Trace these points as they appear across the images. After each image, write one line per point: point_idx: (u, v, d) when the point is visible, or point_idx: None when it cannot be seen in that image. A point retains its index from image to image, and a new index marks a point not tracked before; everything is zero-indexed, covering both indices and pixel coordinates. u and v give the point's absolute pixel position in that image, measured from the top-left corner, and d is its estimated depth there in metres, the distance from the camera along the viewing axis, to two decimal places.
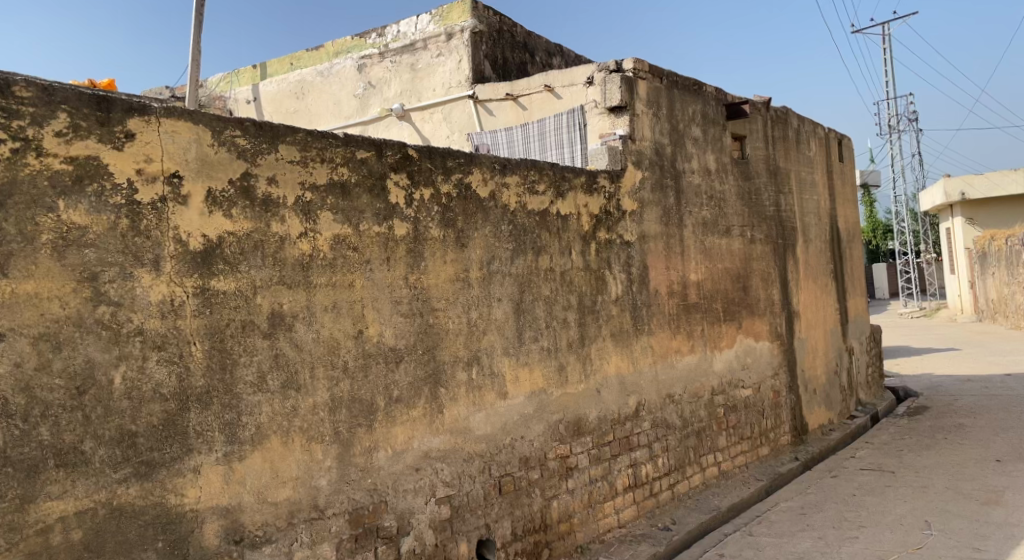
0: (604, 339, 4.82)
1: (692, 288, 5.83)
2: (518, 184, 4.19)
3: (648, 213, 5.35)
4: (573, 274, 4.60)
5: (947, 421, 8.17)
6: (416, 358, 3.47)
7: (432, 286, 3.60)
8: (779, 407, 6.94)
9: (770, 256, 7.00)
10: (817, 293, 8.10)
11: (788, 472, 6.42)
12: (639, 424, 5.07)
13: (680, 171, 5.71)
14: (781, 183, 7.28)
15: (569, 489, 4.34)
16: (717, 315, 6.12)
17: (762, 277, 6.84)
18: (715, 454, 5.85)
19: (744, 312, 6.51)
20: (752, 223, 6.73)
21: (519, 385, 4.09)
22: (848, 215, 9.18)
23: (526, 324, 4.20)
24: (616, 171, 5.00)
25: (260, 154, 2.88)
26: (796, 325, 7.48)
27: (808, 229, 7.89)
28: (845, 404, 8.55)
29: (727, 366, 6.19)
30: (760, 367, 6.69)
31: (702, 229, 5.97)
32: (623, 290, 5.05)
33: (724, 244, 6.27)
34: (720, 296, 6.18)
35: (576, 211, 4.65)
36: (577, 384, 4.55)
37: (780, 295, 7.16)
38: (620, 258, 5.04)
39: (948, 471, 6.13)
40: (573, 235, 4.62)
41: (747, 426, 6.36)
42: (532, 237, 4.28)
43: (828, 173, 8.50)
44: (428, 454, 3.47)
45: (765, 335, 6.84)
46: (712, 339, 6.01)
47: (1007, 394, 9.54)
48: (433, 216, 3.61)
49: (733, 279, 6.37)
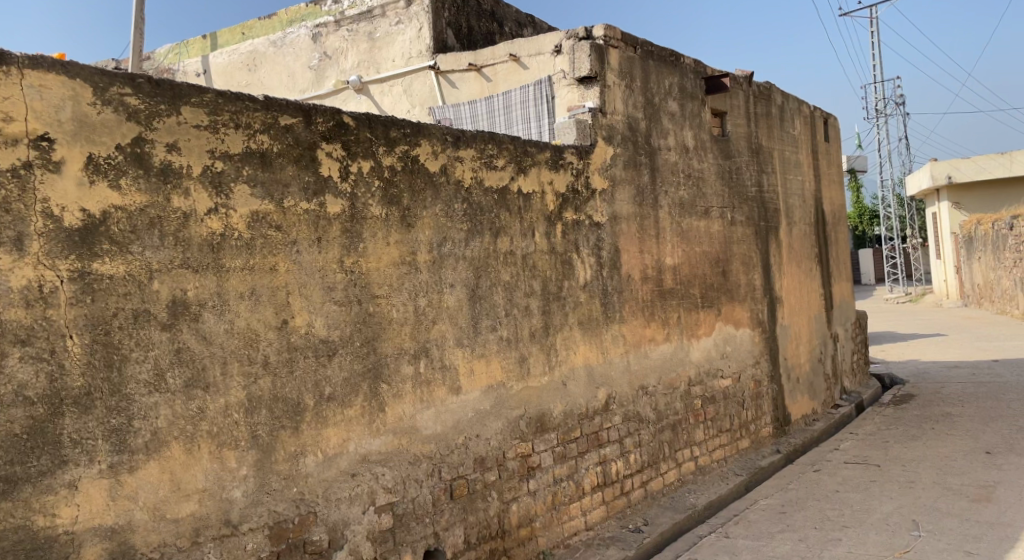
0: (570, 327, 4.48)
1: (667, 273, 5.50)
2: (474, 157, 3.82)
3: (619, 192, 5.00)
4: (536, 258, 4.25)
5: (935, 410, 7.89)
6: (353, 351, 3.11)
7: (373, 271, 3.23)
8: (760, 397, 6.63)
9: (752, 238, 6.67)
10: (801, 278, 7.78)
11: (769, 466, 6.11)
12: (609, 419, 4.74)
13: (655, 148, 5.36)
14: (764, 163, 6.94)
15: (531, 490, 4.00)
16: (694, 301, 5.79)
17: (743, 261, 6.51)
18: (692, 448, 5.53)
19: (724, 298, 6.19)
20: (732, 204, 6.39)
21: (474, 379, 3.74)
22: (834, 197, 8.87)
23: (483, 312, 3.84)
24: (584, 147, 4.64)
25: (157, 117, 2.51)
26: (779, 311, 7.16)
27: (792, 211, 7.56)
28: (829, 392, 8.26)
29: (705, 355, 5.87)
30: (740, 356, 6.37)
31: (678, 209, 5.63)
32: (592, 275, 4.71)
33: (702, 226, 5.93)
34: (698, 281, 5.85)
35: (540, 189, 4.30)
36: (541, 377, 4.21)
37: (762, 280, 6.84)
38: (588, 240, 4.70)
39: (936, 464, 5.83)
40: (536, 215, 4.26)
41: (726, 418, 6.05)
42: (489, 216, 3.92)
43: (813, 153, 8.17)
44: (367, 457, 3.12)
45: (746, 322, 6.52)
46: (689, 327, 5.69)
47: (995, 381, 9.29)
48: (373, 192, 3.23)
49: (711, 263, 6.04)
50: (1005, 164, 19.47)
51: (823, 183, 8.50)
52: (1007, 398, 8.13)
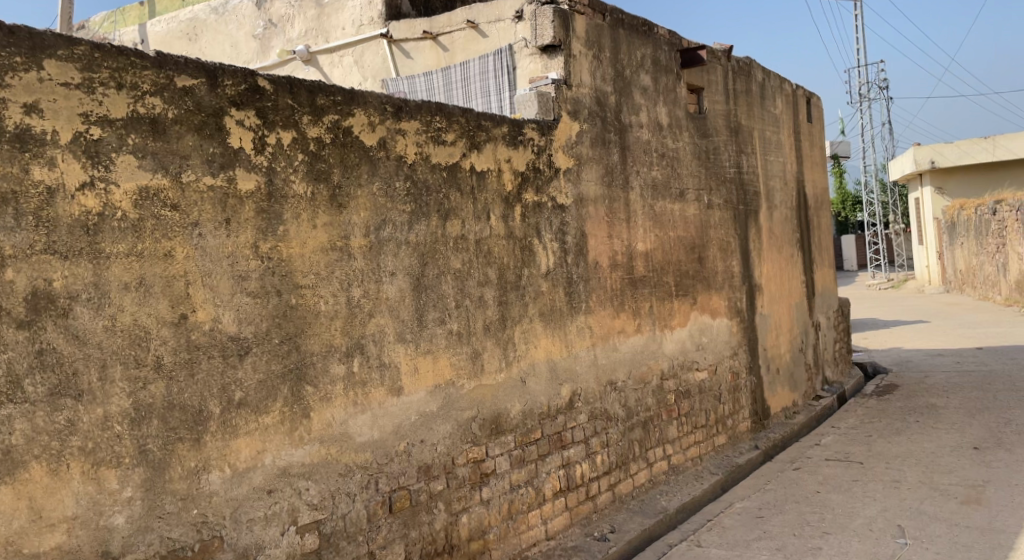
0: (530, 320, 4.11)
1: (637, 259, 5.15)
2: (419, 130, 3.44)
3: (586, 173, 4.63)
4: (492, 243, 3.88)
5: (919, 402, 7.60)
6: (270, 350, 2.71)
7: (295, 257, 2.83)
8: (738, 390, 6.30)
9: (730, 223, 6.33)
10: (782, 264, 7.46)
11: (746, 464, 5.79)
12: (574, 418, 4.39)
13: (625, 125, 5.00)
14: (744, 143, 6.59)
15: (484, 500, 3.64)
16: (667, 289, 5.45)
17: (720, 247, 6.17)
18: (664, 446, 5.20)
19: (700, 286, 5.85)
20: (709, 186, 6.04)
21: (419, 378, 3.36)
22: (816, 180, 8.55)
23: (430, 303, 3.46)
24: (546, 122, 4.27)
25: (12, 73, 2.14)
26: (759, 299, 6.83)
27: (773, 194, 7.22)
28: (811, 383, 7.96)
29: (679, 347, 5.54)
30: (716, 347, 6.04)
31: (651, 191, 5.29)
32: (555, 262, 4.34)
33: (676, 210, 5.57)
34: (672, 268, 5.50)
35: (496, 167, 3.92)
36: (496, 374, 3.84)
37: (741, 266, 6.50)
38: (551, 224, 4.34)
39: (922, 461, 5.52)
40: (491, 196, 3.88)
41: (701, 413, 5.72)
42: (437, 196, 3.54)
43: (795, 134, 7.84)
44: (287, 471, 2.74)
45: (723, 311, 6.19)
46: (662, 317, 5.36)
47: (980, 370, 9.04)
48: (296, 167, 2.84)
49: (686, 249, 5.69)
50: (988, 149, 19.28)
51: (805, 165, 8.17)
52: (994, 388, 7.86)
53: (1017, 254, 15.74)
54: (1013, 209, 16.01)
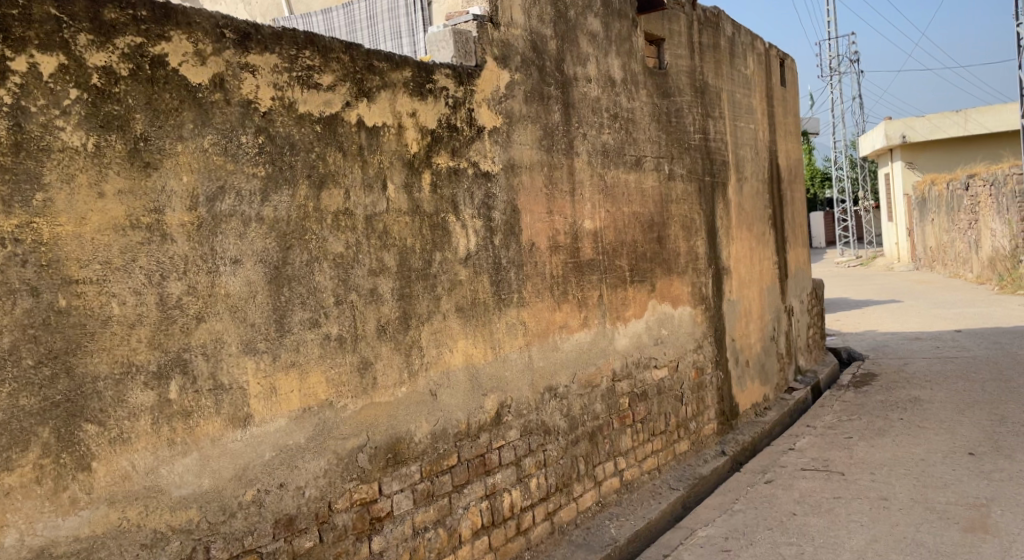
0: (444, 316, 3.28)
1: (583, 239, 4.36)
2: (279, 67, 2.57)
3: (517, 134, 3.81)
4: (390, 221, 3.03)
5: (900, 395, 6.91)
6: (16, 377, 1.91)
7: (66, 239, 2.00)
8: (702, 388, 5.54)
9: (693, 197, 5.57)
10: (753, 243, 6.70)
11: (711, 475, 5.03)
12: (502, 435, 3.58)
13: (568, 78, 4.19)
14: (710, 106, 5.86)
15: (374, 553, 2.81)
16: (618, 274, 4.67)
17: (682, 224, 5.40)
18: (614, 460, 4.43)
19: (657, 270, 5.08)
20: (670, 154, 5.29)
21: (278, 402, 2.50)
22: (789, 150, 7.84)
23: (296, 301, 2.60)
24: (466, 68, 3.48)
25: None
26: (727, 283, 6.07)
27: (742, 164, 6.49)
28: (782, 375, 7.25)
29: (632, 341, 4.77)
30: (677, 341, 5.27)
31: (600, 158, 4.53)
32: (478, 244, 3.52)
33: (629, 182, 4.82)
34: (623, 249, 4.74)
35: (396, 122, 3.06)
36: (395, 389, 2.99)
37: (707, 247, 5.74)
38: (472, 196, 3.50)
39: (913, 473, 4.79)
40: (389, 158, 3.03)
41: (659, 418, 4.96)
42: (306, 155, 2.66)
43: (765, 98, 7.12)
44: (47, 551, 1.94)
45: (686, 299, 5.42)
46: (612, 307, 4.58)
47: (963, 356, 8.40)
48: (67, 108, 2.00)
49: (641, 226, 4.92)
50: (960, 123, 18.82)
51: (777, 133, 7.46)
52: (980, 378, 7.20)
53: (990, 230, 15.34)
54: (987, 184, 15.59)
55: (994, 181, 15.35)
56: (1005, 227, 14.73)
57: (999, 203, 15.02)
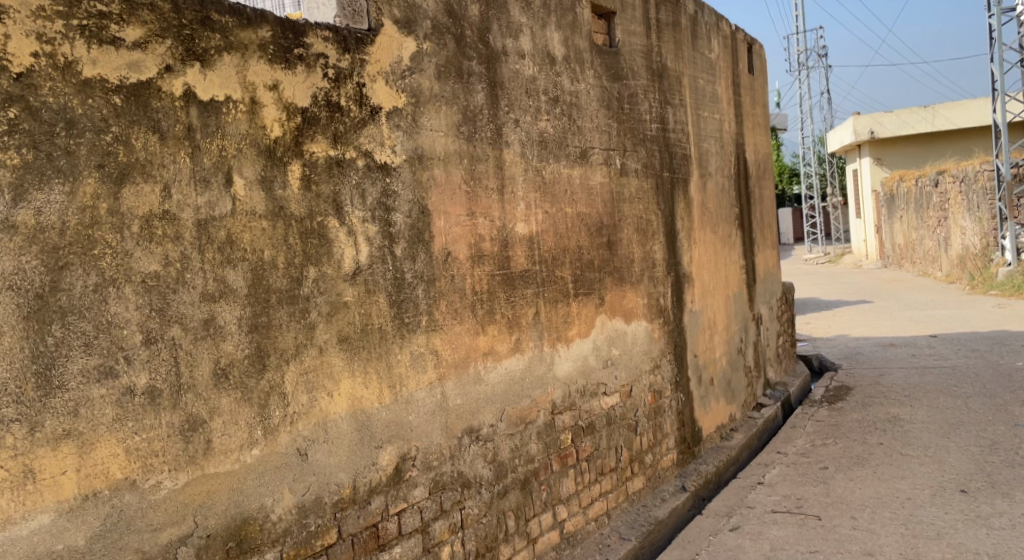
0: (320, 351, 2.54)
1: (514, 247, 3.65)
2: (46, 11, 1.94)
3: (426, 117, 3.08)
4: (238, 230, 2.29)
5: (878, 413, 6.29)
6: None
7: None
8: (660, 414, 4.85)
9: (648, 196, 4.89)
10: (718, 246, 6.03)
11: (669, 519, 4.34)
12: (403, 496, 2.85)
13: (495, 52, 3.48)
14: (669, 92, 5.19)
15: None
16: (559, 287, 3.97)
17: (634, 226, 4.72)
18: (552, 509, 3.73)
19: (606, 280, 4.39)
20: (621, 145, 4.61)
21: (38, 491, 1.91)
22: (757, 144, 7.21)
23: (76, 347, 1.97)
24: (354, 31, 2.74)
25: None
26: (689, 292, 5.39)
27: (704, 158, 5.83)
28: (750, 391, 6.59)
29: (577, 366, 4.06)
30: (630, 361, 4.58)
31: (536, 149, 3.82)
32: (372, 256, 2.78)
33: (571, 178, 4.13)
34: (564, 256, 4.04)
35: (247, 97, 2.33)
36: (242, 454, 2.28)
37: (666, 253, 5.06)
38: (363, 195, 2.76)
39: (898, 517, 4.14)
40: (236, 143, 2.29)
41: (609, 454, 4.27)
42: (93, 137, 2.02)
43: (730, 85, 6.48)
44: None
45: (641, 312, 4.73)
46: (551, 326, 3.87)
47: (943, 367, 7.80)
48: None
49: (585, 230, 4.24)
50: (928, 119, 18.47)
51: (743, 124, 6.82)
52: (962, 393, 6.61)
53: (960, 229, 15.01)
54: (956, 181, 15.22)
55: (964, 178, 15.00)
56: (975, 226, 14.49)
57: (969, 201, 14.74)
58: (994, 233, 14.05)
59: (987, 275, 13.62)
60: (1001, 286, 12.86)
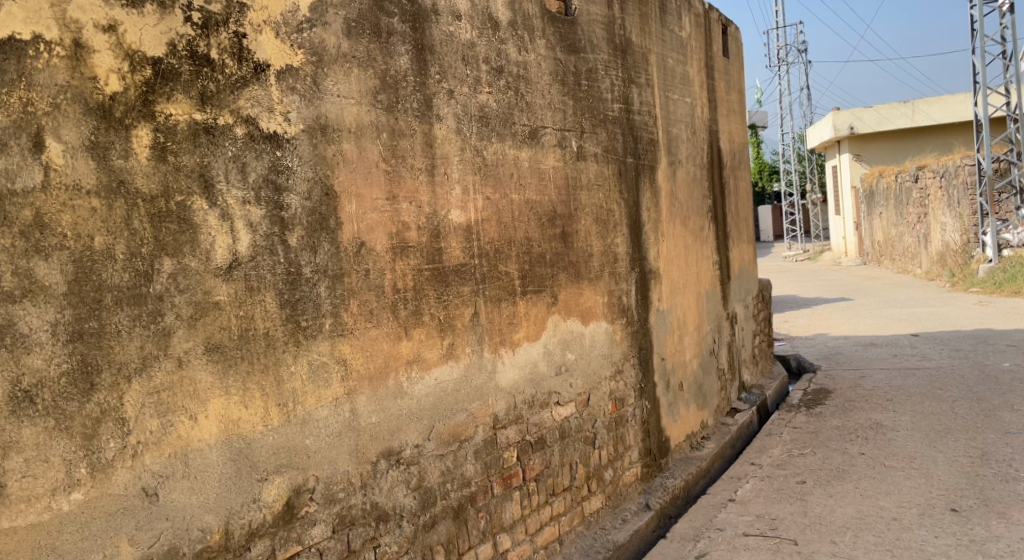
0: (179, 364, 2.11)
1: (448, 237, 3.15)
2: None
3: (332, 80, 2.58)
4: (54, 212, 1.93)
5: (859, 419, 5.85)
6: None
7: None
8: (622, 425, 4.38)
9: (609, 183, 4.41)
10: (689, 238, 5.57)
11: (629, 544, 3.87)
12: (296, 538, 2.36)
13: (423, 9, 2.98)
14: (635, 69, 4.71)
15: None
16: (503, 284, 3.48)
17: (593, 217, 4.24)
18: (492, 540, 3.24)
19: (560, 276, 3.91)
20: (578, 126, 4.13)
21: None
22: (732, 131, 6.75)
23: None
24: None
25: None
26: (656, 289, 4.92)
27: (674, 144, 5.36)
28: (724, 395, 6.14)
29: (524, 373, 3.58)
30: (587, 367, 4.10)
31: (475, 125, 3.32)
32: (255, 246, 2.29)
33: (518, 161, 3.64)
34: (509, 249, 3.55)
35: (67, 38, 1.96)
36: (55, 501, 1.92)
37: (630, 246, 4.58)
38: (243, 171, 2.27)
39: (885, 542, 3.68)
40: (50, 97, 1.93)
41: (562, 472, 3.78)
42: None
43: (703, 66, 6.01)
44: None
45: (600, 312, 4.25)
46: (493, 328, 3.38)
47: (927, 368, 7.39)
48: None
49: (535, 220, 3.75)
50: (907, 114, 18.16)
51: (717, 109, 6.36)
52: (948, 397, 6.19)
53: (940, 224, 14.71)
54: (936, 176, 14.91)
55: (944, 173, 14.72)
56: (955, 222, 14.18)
57: (949, 196, 14.42)
58: (975, 229, 13.75)
59: (969, 272, 13.31)
60: (982, 283, 12.55)
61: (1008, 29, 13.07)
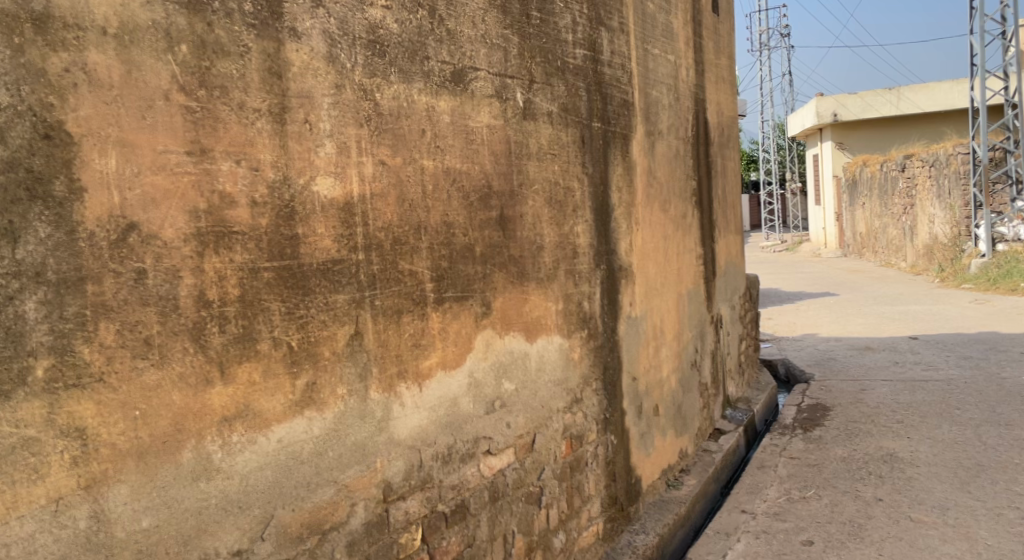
0: None
1: (312, 220, 2.07)
2: None
3: None
4: None
5: (870, 449, 4.87)
6: None
7: None
8: (577, 470, 3.35)
9: (569, 153, 3.34)
10: (670, 226, 4.53)
11: None
12: None
13: None
14: (605, 6, 3.64)
15: None
16: (405, 289, 2.40)
17: (545, 196, 3.18)
18: None
19: (494, 277, 2.85)
20: (525, 72, 3.06)
21: None
22: (721, 100, 5.71)
23: None
24: None
25: None
26: (627, 292, 3.87)
27: (653, 109, 4.31)
28: (706, 415, 5.13)
29: (436, 416, 2.51)
30: (531, 399, 3.06)
31: (362, 53, 2.24)
32: None
33: (435, 113, 2.56)
34: (417, 237, 2.47)
35: None
36: None
37: (595, 236, 3.53)
38: None
39: None
40: None
41: (492, 549, 2.74)
42: None
43: (689, 17, 4.96)
44: None
45: (551, 323, 3.20)
46: (386, 355, 2.30)
47: (937, 380, 6.43)
48: None
49: (460, 197, 2.68)
50: (891, 102, 17.22)
51: (706, 71, 5.31)
52: (971, 421, 5.23)
53: (929, 216, 13.87)
54: (926, 165, 14.02)
55: (934, 161, 13.80)
56: (947, 213, 13.30)
57: (939, 186, 13.52)
58: (966, 221, 12.80)
59: (960, 266, 12.39)
60: (975, 279, 11.64)
61: (1010, 6, 12.15)
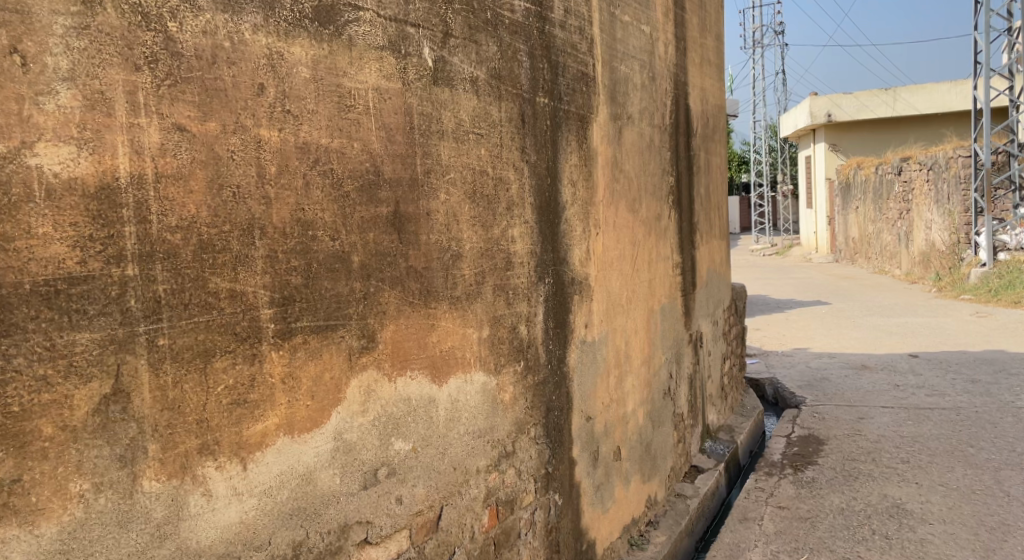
0: None
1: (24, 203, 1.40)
2: None
3: None
4: None
5: (872, 499, 4.10)
6: None
7: None
8: (504, 545, 2.58)
9: (502, 133, 2.56)
10: (639, 230, 3.75)
11: None
12: None
13: None
14: None
15: None
16: (217, 323, 1.63)
17: (466, 189, 2.40)
18: None
19: (385, 297, 2.06)
20: (437, 22, 2.27)
21: None
22: (706, 84, 4.94)
23: None
24: None
25: None
26: (582, 311, 3.09)
27: (620, 87, 3.53)
28: (680, 451, 4.36)
29: (271, 502, 1.74)
30: (437, 461, 2.28)
31: None
32: None
33: (284, 62, 1.77)
34: (248, 239, 1.69)
35: None
36: None
37: (536, 241, 2.75)
38: None
39: None
40: None
41: None
42: None
43: None
44: None
45: (471, 357, 2.42)
46: (173, 426, 1.57)
47: (947, 409, 5.67)
48: None
49: (326, 185, 1.87)
50: (888, 102, 16.63)
51: (688, 49, 4.53)
52: (987, 465, 4.47)
53: (925, 222, 13.18)
54: (924, 169, 13.31)
55: (931, 165, 13.13)
56: (944, 219, 12.61)
57: (938, 190, 12.83)
58: (967, 228, 12.10)
59: (959, 276, 11.70)
60: (974, 290, 10.93)
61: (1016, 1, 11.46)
